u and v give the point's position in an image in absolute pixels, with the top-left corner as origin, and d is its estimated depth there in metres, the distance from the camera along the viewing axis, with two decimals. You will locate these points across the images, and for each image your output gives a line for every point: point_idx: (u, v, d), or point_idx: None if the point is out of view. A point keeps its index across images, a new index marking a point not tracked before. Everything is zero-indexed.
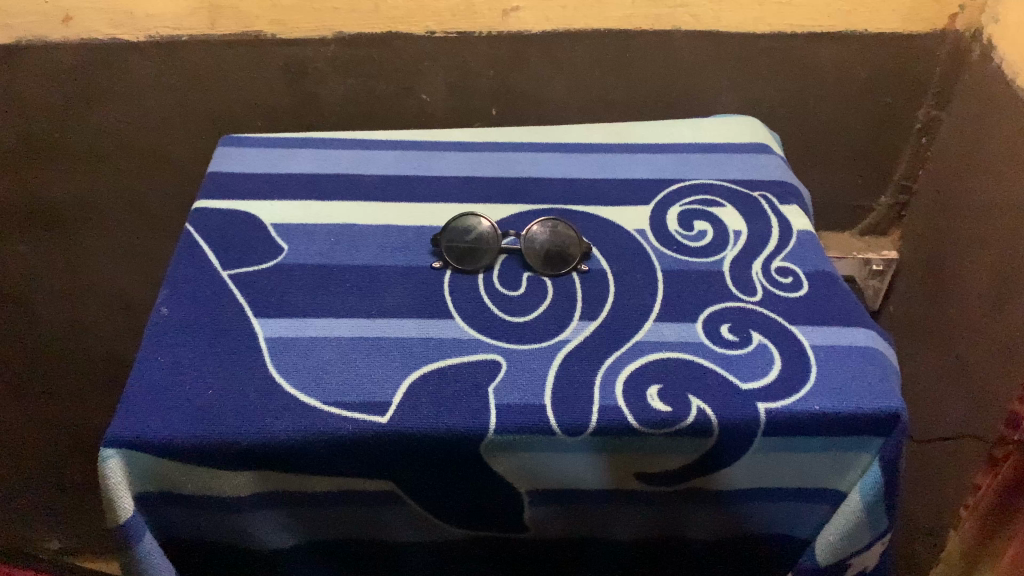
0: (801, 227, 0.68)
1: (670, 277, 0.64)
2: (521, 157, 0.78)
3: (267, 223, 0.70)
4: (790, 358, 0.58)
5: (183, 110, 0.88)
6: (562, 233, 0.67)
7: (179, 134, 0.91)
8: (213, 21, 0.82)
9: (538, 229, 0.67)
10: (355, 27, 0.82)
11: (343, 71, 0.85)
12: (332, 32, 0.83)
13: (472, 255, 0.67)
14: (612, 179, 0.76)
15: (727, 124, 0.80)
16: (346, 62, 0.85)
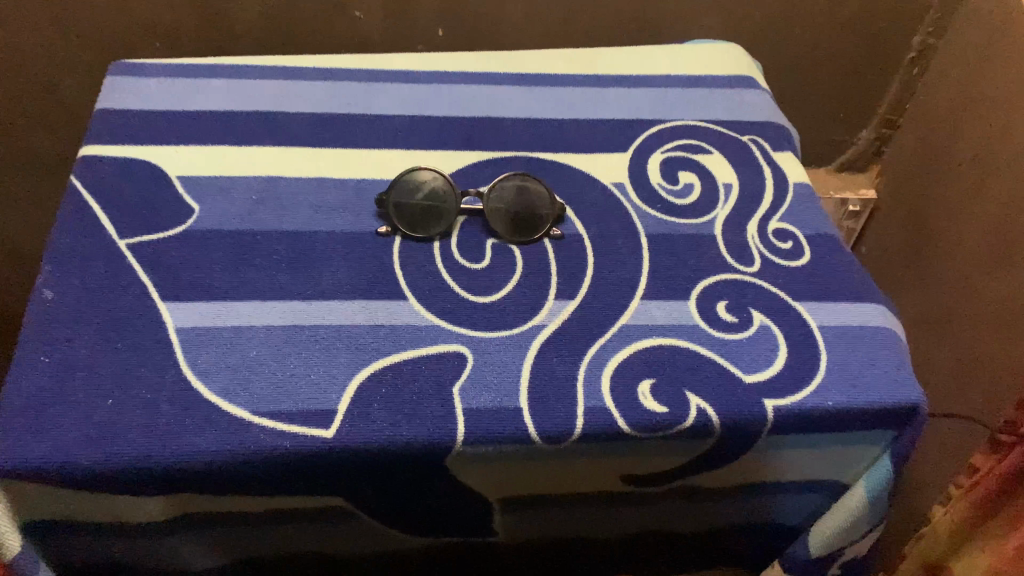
0: (796, 179, 0.63)
1: (659, 243, 0.57)
2: (476, 92, 0.68)
3: (169, 176, 0.58)
4: (796, 344, 0.52)
5: (77, 29, 0.75)
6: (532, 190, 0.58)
7: (68, 59, 0.77)
8: None
9: (505, 184, 0.57)
10: None
11: None
12: None
13: (428, 220, 0.56)
14: (583, 120, 0.67)
15: (680, 72, 0.72)
16: None
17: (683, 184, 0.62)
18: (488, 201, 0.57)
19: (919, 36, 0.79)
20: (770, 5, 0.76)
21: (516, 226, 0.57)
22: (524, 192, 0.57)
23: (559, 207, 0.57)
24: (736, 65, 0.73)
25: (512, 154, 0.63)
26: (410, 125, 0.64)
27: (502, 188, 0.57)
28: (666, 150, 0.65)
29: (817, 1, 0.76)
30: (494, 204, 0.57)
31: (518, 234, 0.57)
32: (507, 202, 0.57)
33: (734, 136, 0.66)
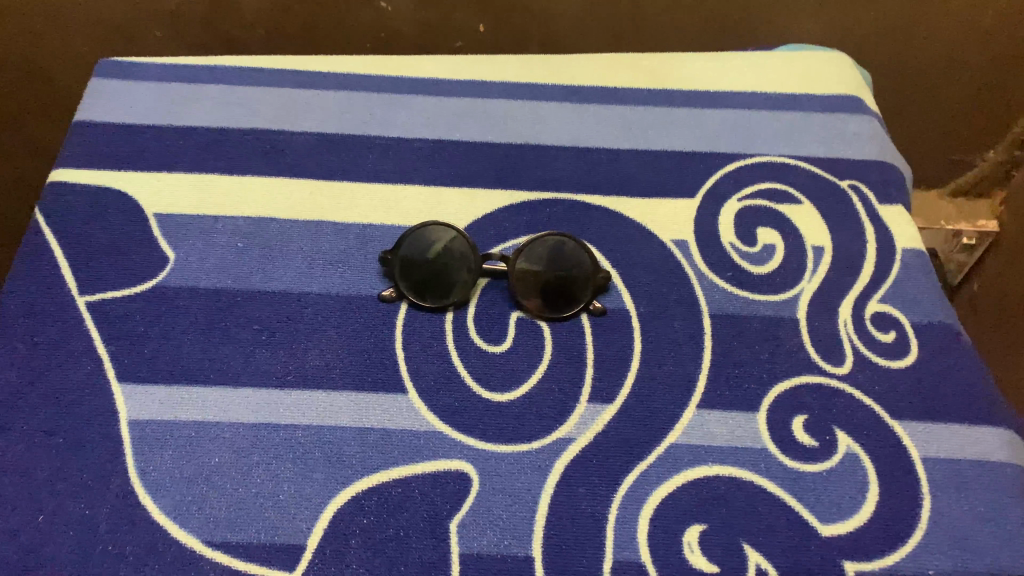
0: (905, 241, 0.51)
1: (726, 326, 0.46)
2: (514, 110, 0.57)
3: (145, 212, 0.50)
4: (891, 482, 0.41)
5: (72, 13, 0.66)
6: (573, 253, 0.47)
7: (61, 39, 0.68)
8: None
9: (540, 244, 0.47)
10: None
11: None
12: None
13: (442, 285, 0.46)
14: (642, 151, 0.55)
15: (769, 90, 0.59)
16: None
17: (762, 246, 0.50)
18: (517, 265, 0.46)
19: None
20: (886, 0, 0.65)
21: (549, 297, 0.46)
22: (562, 256, 0.47)
23: (606, 275, 0.46)
24: (839, 85, 0.60)
25: (551, 196, 0.53)
26: (432, 153, 0.54)
27: (536, 249, 0.47)
28: (742, 196, 0.53)
29: None
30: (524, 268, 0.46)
31: (550, 309, 0.46)
32: (541, 266, 0.46)
33: (829, 179, 0.54)
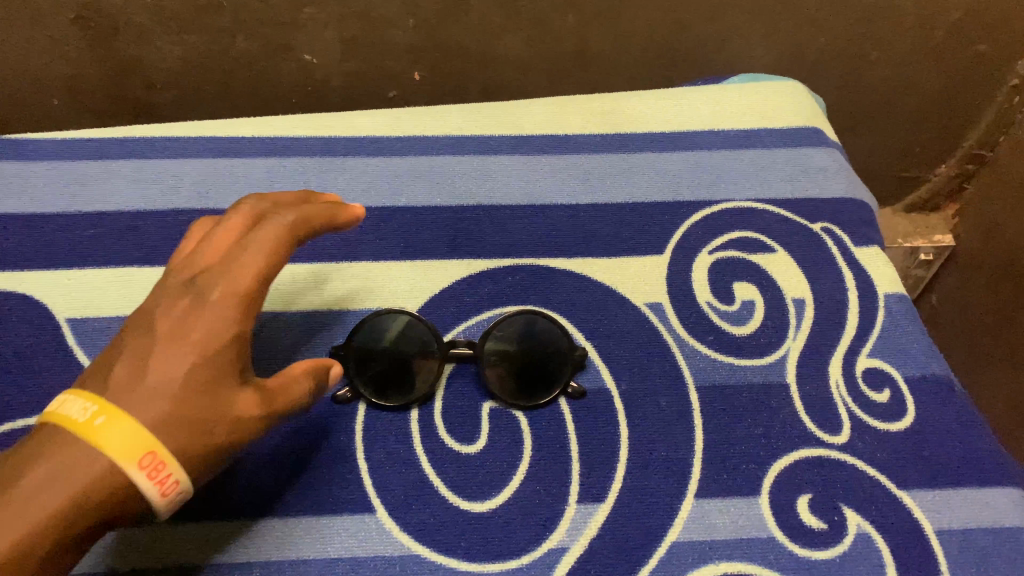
0: (886, 285, 0.48)
1: (714, 399, 0.43)
2: (462, 165, 0.53)
3: (55, 318, 0.45)
4: (905, 562, 0.38)
5: None
6: (542, 330, 0.44)
7: None
8: None
9: (505, 325, 0.43)
10: None
11: (171, 25, 0.57)
12: None
13: (404, 379, 0.42)
14: (603, 203, 0.51)
15: (728, 125, 0.56)
16: (183, 13, 0.57)
17: (740, 303, 0.47)
18: (485, 347, 0.43)
19: None
20: (841, 28, 0.62)
21: (523, 382, 0.42)
22: (531, 335, 0.43)
23: (581, 351, 0.43)
24: (799, 115, 0.57)
25: (512, 262, 0.48)
26: (377, 222, 0.50)
27: (502, 328, 0.43)
28: (714, 247, 0.49)
29: (902, 23, 0.62)
30: (492, 351, 0.43)
31: (525, 394, 0.42)
32: (510, 348, 0.43)
33: (800, 222, 0.51)
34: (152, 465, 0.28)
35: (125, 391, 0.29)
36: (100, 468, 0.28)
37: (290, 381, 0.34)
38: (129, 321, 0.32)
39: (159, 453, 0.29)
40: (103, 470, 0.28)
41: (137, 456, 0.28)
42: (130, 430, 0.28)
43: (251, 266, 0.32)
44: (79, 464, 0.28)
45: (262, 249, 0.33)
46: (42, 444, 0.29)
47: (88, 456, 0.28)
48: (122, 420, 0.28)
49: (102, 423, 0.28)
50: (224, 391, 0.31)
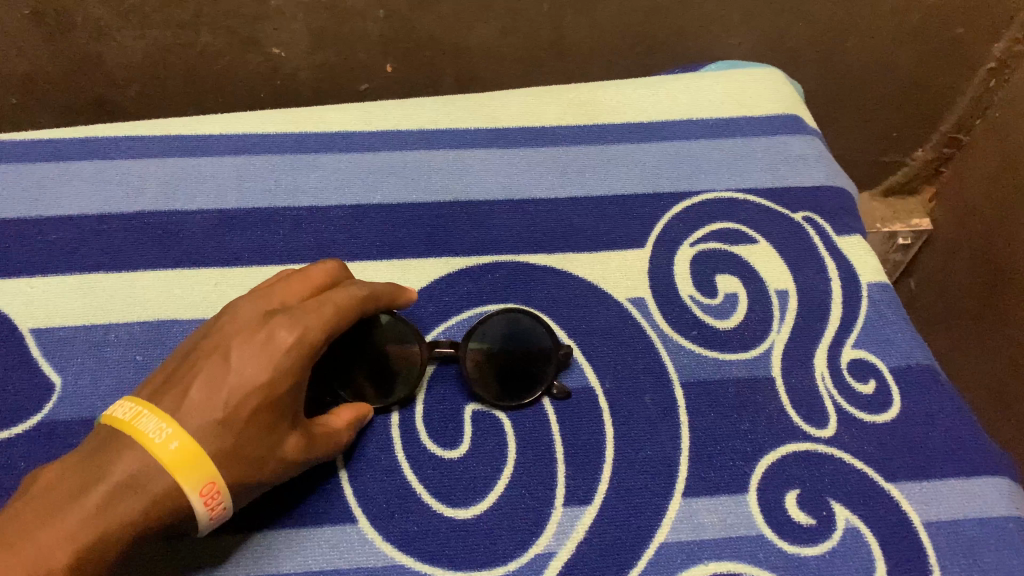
0: (869, 274, 0.48)
1: (699, 396, 0.42)
2: (437, 160, 0.52)
3: (19, 328, 0.44)
4: (894, 556, 0.38)
5: None
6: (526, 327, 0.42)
7: None
8: None
9: (491, 322, 0.42)
10: None
11: (131, 20, 0.56)
12: None
13: (387, 386, 0.41)
14: (583, 196, 0.50)
15: (707, 114, 0.55)
16: (142, 7, 0.55)
17: (723, 296, 0.46)
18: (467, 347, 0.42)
19: (1002, 43, 0.63)
20: (819, 13, 0.62)
21: (505, 381, 0.41)
22: (515, 333, 0.42)
23: (565, 351, 0.42)
24: (778, 103, 0.56)
25: (492, 259, 0.47)
26: (351, 222, 0.48)
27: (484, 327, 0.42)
28: (695, 239, 0.49)
29: (880, 7, 0.61)
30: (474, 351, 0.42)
31: (507, 395, 0.41)
32: (493, 348, 0.42)
33: (782, 212, 0.50)
34: (209, 493, 0.32)
35: (199, 417, 0.32)
36: (166, 487, 0.31)
37: (333, 423, 0.37)
38: (207, 339, 0.35)
39: (218, 484, 0.32)
40: (166, 490, 0.31)
41: (199, 484, 0.31)
42: (197, 459, 0.32)
43: (325, 314, 0.35)
44: (150, 480, 0.31)
45: (332, 300, 0.36)
46: (116, 452, 0.32)
47: (154, 477, 0.31)
48: (191, 447, 0.32)
49: (174, 447, 0.31)
50: (279, 429, 0.34)
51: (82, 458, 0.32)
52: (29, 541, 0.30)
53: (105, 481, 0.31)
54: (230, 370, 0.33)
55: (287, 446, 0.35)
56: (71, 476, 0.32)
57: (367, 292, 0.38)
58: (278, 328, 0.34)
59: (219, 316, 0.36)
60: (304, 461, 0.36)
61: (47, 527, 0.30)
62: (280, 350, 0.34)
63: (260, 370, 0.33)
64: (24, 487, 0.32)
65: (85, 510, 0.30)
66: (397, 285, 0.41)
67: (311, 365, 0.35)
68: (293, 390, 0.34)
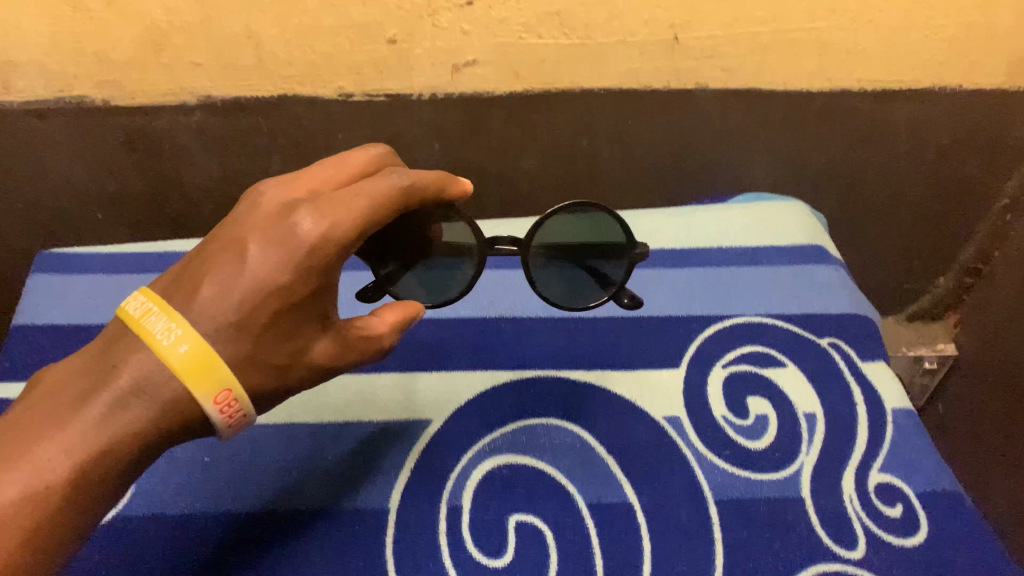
0: (894, 399, 0.50)
1: (733, 514, 0.44)
2: (484, 280, 0.56)
3: None
4: None
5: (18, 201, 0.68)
6: (596, 224, 0.47)
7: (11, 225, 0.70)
8: (8, 83, 0.59)
9: (555, 222, 0.47)
10: (225, 91, 0.60)
11: (211, 146, 0.64)
12: (191, 97, 0.61)
13: (438, 276, 0.47)
14: (621, 317, 0.54)
15: (735, 242, 0.59)
16: (223, 137, 0.64)
17: (754, 416, 0.49)
18: (534, 248, 0.48)
19: (1014, 182, 0.68)
20: (839, 152, 0.67)
21: (574, 281, 0.49)
22: (583, 228, 0.47)
23: (641, 251, 0.47)
24: (804, 233, 0.60)
25: (535, 373, 0.50)
26: (405, 335, 0.52)
27: (548, 228, 0.47)
28: (727, 361, 0.51)
29: (896, 148, 0.66)
30: (542, 251, 0.48)
31: (580, 288, 0.49)
32: (559, 245, 0.48)
33: (809, 337, 0.53)
34: (225, 400, 0.32)
35: (212, 320, 0.32)
36: (177, 394, 0.32)
37: (371, 326, 0.37)
38: (228, 228, 0.35)
39: (234, 392, 0.32)
40: (176, 396, 0.32)
41: (213, 392, 0.32)
42: (207, 364, 0.31)
43: (355, 205, 0.34)
44: (160, 385, 0.32)
45: (364, 191, 0.34)
46: (126, 350, 0.32)
47: (162, 385, 0.31)
48: (203, 352, 0.31)
49: (184, 351, 0.31)
50: (303, 329, 0.35)
51: (96, 356, 0.33)
52: (37, 450, 0.31)
53: (112, 383, 0.32)
54: (247, 267, 0.33)
55: (313, 349, 0.35)
56: (78, 378, 0.33)
57: (407, 184, 0.36)
58: (302, 219, 0.33)
59: (244, 200, 0.36)
60: (335, 365, 0.36)
61: (52, 437, 0.32)
62: (303, 246, 0.33)
63: (279, 268, 0.33)
64: (38, 385, 0.34)
65: (90, 419, 0.32)
66: (447, 178, 0.41)
67: (340, 263, 0.34)
68: (316, 293, 0.34)
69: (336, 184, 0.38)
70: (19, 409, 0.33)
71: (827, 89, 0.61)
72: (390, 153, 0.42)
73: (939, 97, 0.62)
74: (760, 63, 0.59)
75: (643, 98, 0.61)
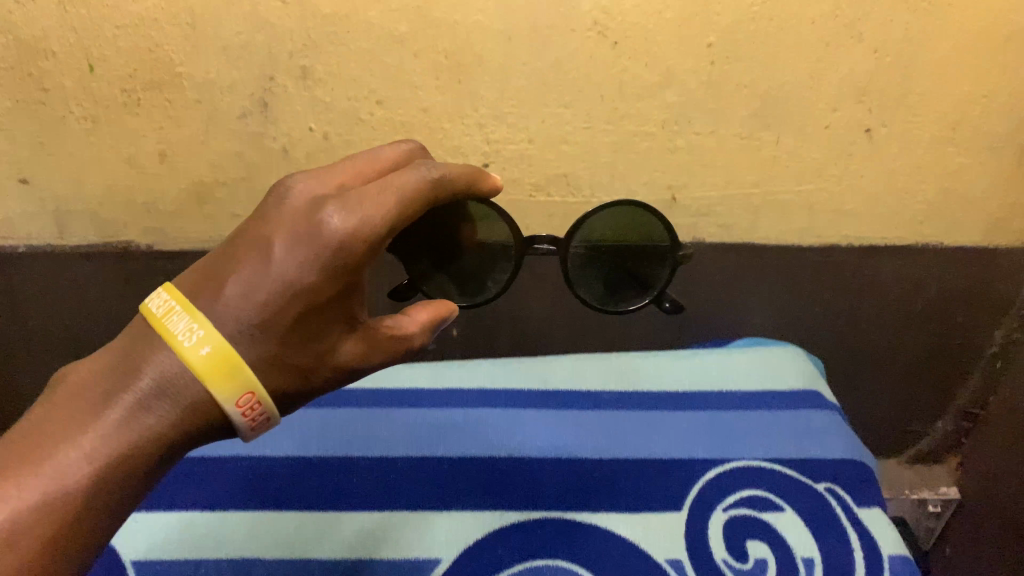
0: (890, 546, 0.52)
1: None
2: (493, 417, 0.58)
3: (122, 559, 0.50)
4: None
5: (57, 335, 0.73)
6: (637, 223, 0.57)
7: (49, 357, 0.74)
8: (64, 230, 0.65)
9: (600, 222, 0.57)
10: None
11: None
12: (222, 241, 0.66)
13: (467, 270, 0.56)
14: (625, 458, 0.56)
15: (735, 385, 0.62)
16: None
17: (754, 560, 0.51)
18: (576, 244, 0.58)
19: (1002, 331, 0.71)
20: (829, 300, 0.71)
21: (613, 289, 0.59)
22: (627, 225, 0.57)
23: (684, 253, 0.57)
24: (801, 377, 0.63)
25: (542, 514, 0.52)
26: (417, 471, 0.54)
27: (592, 224, 0.57)
28: (727, 505, 0.53)
29: (884, 296, 0.70)
30: (583, 248, 0.58)
31: (620, 291, 0.59)
32: (599, 240, 0.58)
33: (807, 483, 0.55)
34: (246, 403, 0.34)
35: (236, 321, 0.34)
36: (200, 395, 0.34)
37: (399, 327, 0.39)
38: (256, 221, 0.36)
39: (255, 395, 0.34)
40: (199, 397, 0.34)
41: (236, 394, 0.34)
42: (228, 367, 0.34)
43: (382, 203, 0.35)
44: (182, 386, 0.34)
45: (392, 188, 0.36)
46: (148, 351, 0.34)
47: (185, 387, 0.34)
48: (225, 353, 0.34)
49: (206, 352, 0.33)
50: (330, 329, 0.37)
51: (116, 356, 0.35)
52: (60, 451, 0.33)
53: (137, 382, 0.34)
54: (274, 266, 0.35)
55: (341, 350, 0.37)
56: (101, 377, 0.35)
57: (434, 177, 0.38)
58: (329, 217, 0.35)
59: (273, 190, 0.37)
60: (364, 363, 0.38)
61: (73, 438, 0.33)
62: (328, 243, 0.34)
63: (305, 268, 0.34)
64: (60, 379, 0.36)
65: (115, 418, 0.34)
66: (478, 171, 0.42)
67: (368, 263, 0.35)
68: (343, 296, 0.36)
69: (365, 175, 0.39)
70: (42, 404, 0.35)
71: (816, 244, 0.66)
72: (422, 149, 0.43)
73: (924, 253, 0.66)
74: (751, 219, 0.65)
75: None
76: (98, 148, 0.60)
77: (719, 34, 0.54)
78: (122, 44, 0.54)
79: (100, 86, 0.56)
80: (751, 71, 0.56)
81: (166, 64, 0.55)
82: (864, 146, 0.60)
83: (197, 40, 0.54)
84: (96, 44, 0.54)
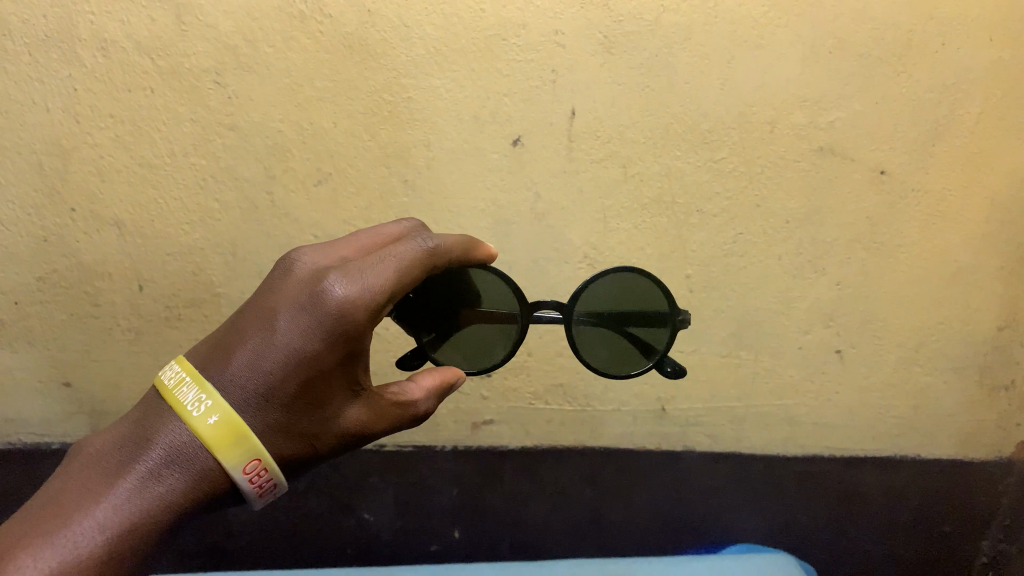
0: None
1: None
2: None
3: None
4: None
5: None
6: (640, 291, 0.51)
7: None
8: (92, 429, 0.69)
9: (592, 285, 0.51)
10: None
11: None
12: None
13: (475, 344, 0.50)
14: None
15: None
16: None
17: None
18: (578, 314, 0.51)
19: (989, 541, 0.71)
20: (823, 508, 0.72)
21: (614, 352, 0.51)
22: (628, 294, 0.51)
23: (683, 316, 0.50)
24: None
25: None
26: None
27: (591, 294, 0.51)
28: None
29: (871, 506, 0.71)
30: (585, 318, 0.51)
31: (625, 357, 0.51)
32: (602, 310, 0.51)
33: None
34: (254, 472, 0.34)
35: (241, 391, 0.35)
36: (209, 466, 0.34)
37: (407, 393, 0.39)
38: (260, 295, 0.37)
39: (263, 463, 0.34)
40: (208, 467, 0.34)
41: (243, 461, 0.34)
42: (235, 435, 0.34)
43: (381, 273, 0.36)
44: (193, 457, 0.34)
45: (391, 259, 0.37)
46: (159, 423, 0.35)
47: (194, 455, 0.34)
48: (230, 423, 0.34)
49: (213, 422, 0.34)
50: (335, 396, 0.36)
51: (130, 428, 0.36)
52: (71, 525, 0.33)
53: (147, 454, 0.34)
54: (277, 336, 0.35)
55: (345, 415, 0.37)
56: (114, 449, 0.35)
57: (431, 247, 0.40)
58: (331, 285, 0.35)
59: (279, 264, 0.38)
60: (369, 430, 0.37)
61: (85, 510, 0.33)
62: (328, 309, 0.35)
63: (308, 337, 0.35)
64: (75, 454, 0.37)
65: (126, 490, 0.34)
66: (472, 243, 0.44)
67: (370, 329, 0.36)
68: (346, 361, 0.36)
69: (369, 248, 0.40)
70: (57, 480, 0.35)
71: (800, 453, 0.70)
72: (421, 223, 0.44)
73: (908, 463, 0.70)
74: (739, 430, 0.69)
75: (640, 456, 0.71)
76: (136, 356, 0.66)
77: (696, 267, 0.61)
78: (170, 268, 0.62)
79: (145, 304, 0.63)
80: (729, 299, 0.62)
81: (206, 285, 0.62)
82: (836, 365, 0.65)
83: (236, 266, 0.61)
84: (147, 268, 0.62)
